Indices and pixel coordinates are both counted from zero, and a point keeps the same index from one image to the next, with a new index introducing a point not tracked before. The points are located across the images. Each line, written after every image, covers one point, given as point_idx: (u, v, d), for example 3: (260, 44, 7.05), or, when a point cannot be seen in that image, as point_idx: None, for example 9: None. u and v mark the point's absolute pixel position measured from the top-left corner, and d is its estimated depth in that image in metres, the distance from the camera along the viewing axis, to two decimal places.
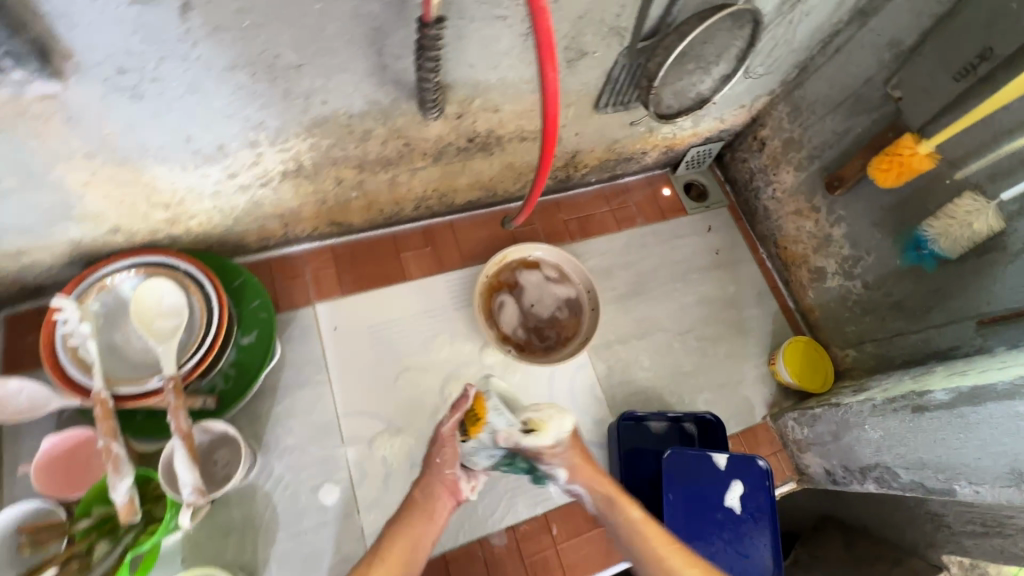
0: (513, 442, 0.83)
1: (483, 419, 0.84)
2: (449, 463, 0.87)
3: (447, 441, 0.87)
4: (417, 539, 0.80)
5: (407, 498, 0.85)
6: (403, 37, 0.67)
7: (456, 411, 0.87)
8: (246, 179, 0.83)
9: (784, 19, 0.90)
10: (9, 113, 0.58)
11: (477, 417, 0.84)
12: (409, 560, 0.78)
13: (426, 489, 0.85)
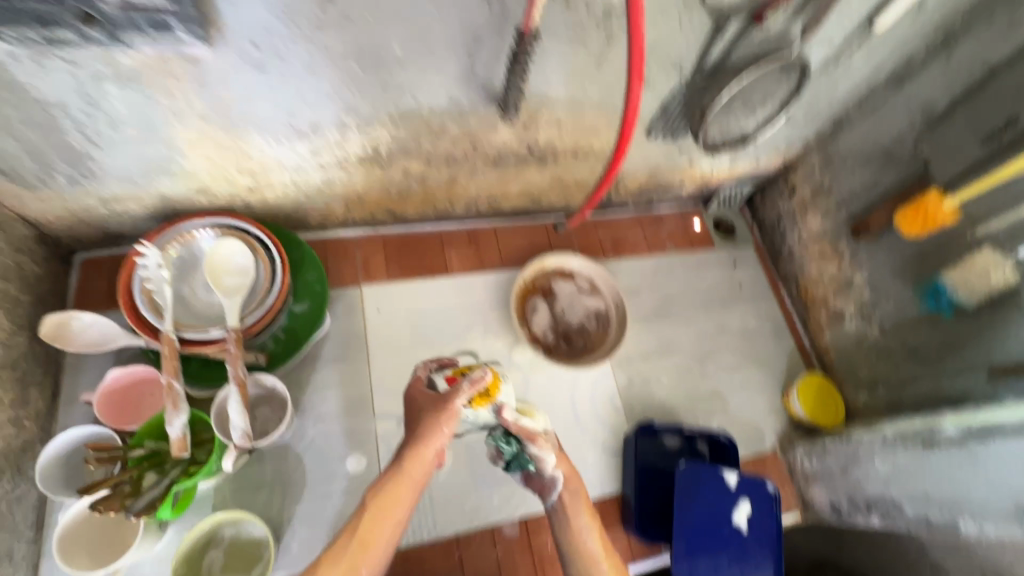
0: (511, 417, 0.81)
1: (493, 396, 0.78)
2: (445, 437, 0.75)
3: (454, 414, 0.75)
4: (404, 511, 0.70)
5: (394, 463, 0.73)
6: (495, 47, 0.75)
7: (473, 388, 0.77)
8: (326, 158, 0.91)
9: (828, 74, 0.99)
10: (153, 69, 0.66)
11: (488, 392, 0.78)
12: (375, 540, 0.66)
13: (421, 457, 0.73)
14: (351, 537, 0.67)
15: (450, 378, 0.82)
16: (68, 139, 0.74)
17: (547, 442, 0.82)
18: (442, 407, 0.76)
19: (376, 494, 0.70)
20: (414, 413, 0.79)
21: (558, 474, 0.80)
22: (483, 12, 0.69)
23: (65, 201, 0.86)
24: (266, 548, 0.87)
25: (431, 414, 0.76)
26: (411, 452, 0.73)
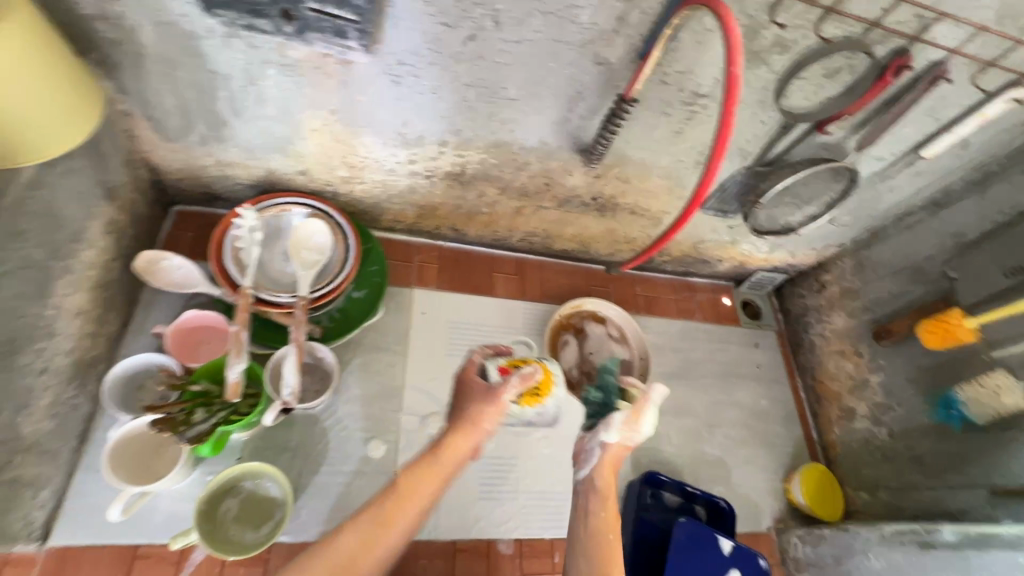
0: (642, 407, 0.89)
1: (541, 395, 0.89)
2: (489, 428, 0.83)
3: (498, 406, 0.84)
4: (429, 494, 0.79)
5: (435, 444, 0.83)
6: (592, 105, 0.87)
7: (522, 383, 0.86)
8: (418, 168, 1.02)
9: (873, 187, 1.09)
10: (312, 64, 0.78)
11: (538, 392, 0.88)
12: (399, 507, 0.77)
13: (457, 443, 0.82)
14: (379, 509, 0.76)
15: (503, 370, 0.88)
16: (216, 105, 0.86)
17: (629, 433, 0.90)
18: (491, 399, 0.84)
19: (409, 473, 0.80)
20: (462, 398, 0.87)
21: (600, 455, 0.91)
22: (593, 75, 0.81)
23: (188, 156, 0.97)
24: (279, 508, 0.90)
25: (478, 402, 0.85)
26: (453, 438, 0.82)
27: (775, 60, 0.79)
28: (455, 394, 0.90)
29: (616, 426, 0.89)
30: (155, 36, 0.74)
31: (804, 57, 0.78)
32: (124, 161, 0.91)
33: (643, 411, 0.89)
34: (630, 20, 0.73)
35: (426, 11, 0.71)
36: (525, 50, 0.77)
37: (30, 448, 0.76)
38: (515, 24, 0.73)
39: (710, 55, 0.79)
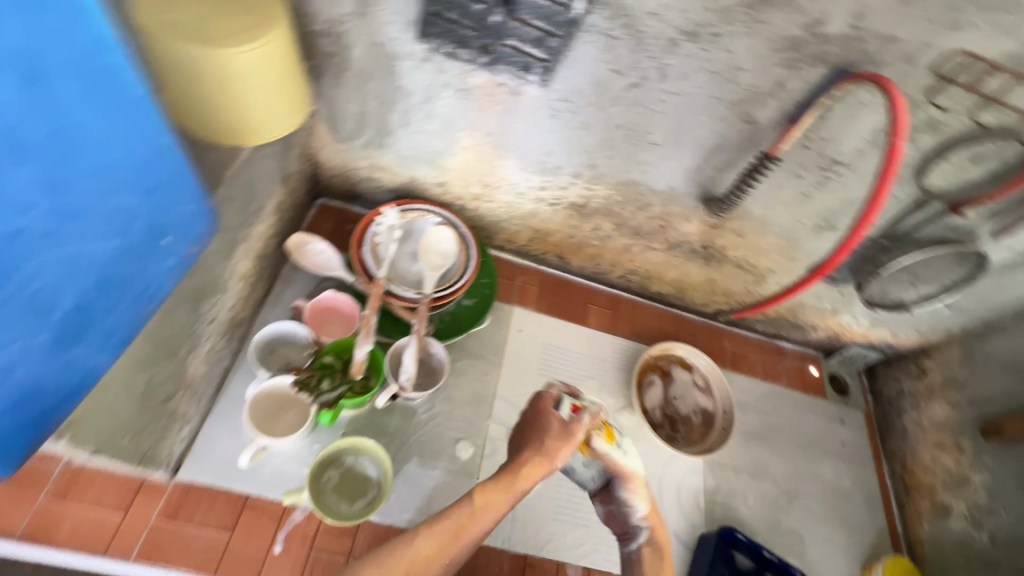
0: (613, 456, 0.90)
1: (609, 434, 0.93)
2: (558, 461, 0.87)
3: (572, 444, 0.87)
4: (497, 515, 0.80)
5: (509, 469, 0.84)
6: (729, 157, 0.92)
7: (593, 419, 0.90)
8: (546, 195, 1.10)
9: (998, 276, 1.07)
10: (486, 91, 0.88)
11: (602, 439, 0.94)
12: (469, 522, 0.77)
13: (532, 472, 0.84)
14: (453, 521, 0.77)
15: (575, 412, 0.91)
16: (391, 116, 0.97)
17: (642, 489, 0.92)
18: (565, 435, 0.88)
19: (483, 491, 0.80)
20: (538, 429, 0.90)
21: (646, 521, 0.91)
22: (738, 131, 0.87)
23: (349, 158, 1.08)
24: (374, 487, 0.95)
25: (554, 438, 0.88)
26: (526, 466, 0.84)
27: (923, 139, 0.82)
28: (525, 423, 0.93)
29: (633, 486, 0.92)
30: (362, 53, 0.86)
31: (954, 139, 0.81)
32: (299, 153, 1.03)
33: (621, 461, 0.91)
34: (788, 87, 0.79)
35: (603, 58, 0.79)
36: (681, 102, 0.84)
37: (191, 388, 0.86)
38: (680, 78, 0.80)
39: (857, 126, 0.83)
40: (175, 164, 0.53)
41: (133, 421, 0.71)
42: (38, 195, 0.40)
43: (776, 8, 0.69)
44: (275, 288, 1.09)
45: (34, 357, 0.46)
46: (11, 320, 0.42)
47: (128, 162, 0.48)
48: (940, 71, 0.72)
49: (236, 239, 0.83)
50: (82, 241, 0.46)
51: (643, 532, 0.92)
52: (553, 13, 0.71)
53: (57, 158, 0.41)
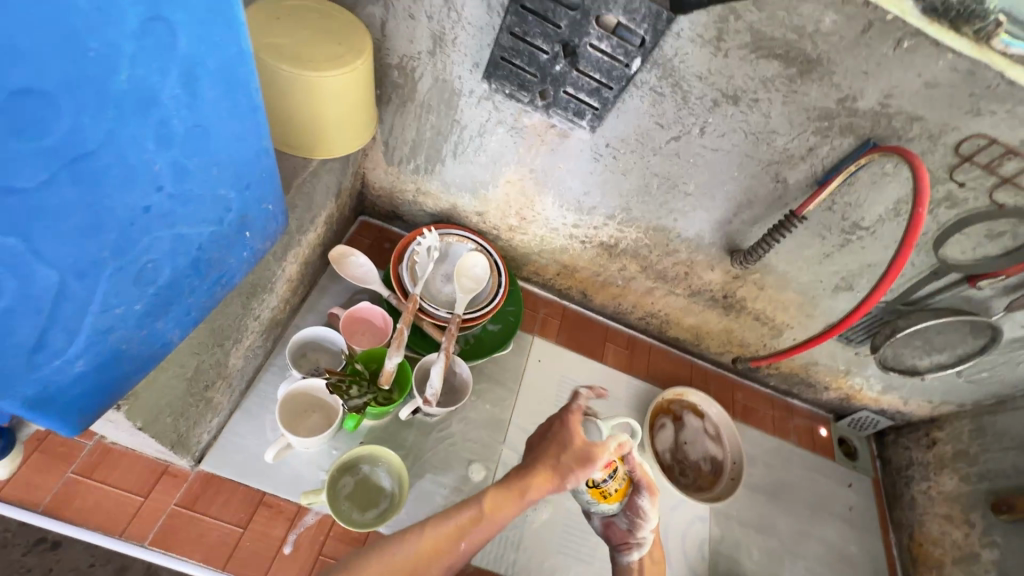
0: (636, 461, 0.85)
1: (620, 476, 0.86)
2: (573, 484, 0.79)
3: (590, 469, 0.78)
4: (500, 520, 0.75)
5: (518, 474, 0.79)
6: (757, 213, 0.98)
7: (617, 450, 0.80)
8: (578, 233, 1.15)
9: (1010, 351, 1.10)
10: (537, 131, 0.95)
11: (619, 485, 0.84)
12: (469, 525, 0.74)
13: (542, 482, 0.78)
14: (453, 522, 0.74)
15: (608, 464, 0.81)
16: (443, 146, 1.04)
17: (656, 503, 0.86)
18: (583, 458, 0.78)
19: (489, 494, 0.77)
20: (556, 441, 0.82)
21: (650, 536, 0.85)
22: (767, 189, 0.93)
23: (397, 180, 1.15)
24: (386, 498, 0.95)
25: (570, 456, 0.79)
26: (535, 477, 0.78)
27: (942, 212, 0.87)
28: (547, 434, 0.85)
29: (648, 499, 0.84)
30: (428, 88, 0.94)
31: (971, 215, 0.86)
32: (353, 172, 1.10)
33: (643, 469, 0.85)
34: (818, 153, 0.85)
35: (649, 112, 0.87)
36: (718, 157, 0.91)
37: (228, 381, 0.89)
38: (718, 135, 0.87)
39: (881, 195, 0.89)
40: (267, 168, 0.61)
41: (179, 402, 0.74)
42: (168, 179, 0.47)
43: (813, 82, 0.76)
44: (312, 295, 1.13)
45: (128, 324, 0.51)
46: (121, 284, 0.48)
47: (234, 157, 0.54)
48: (960, 151, 0.79)
49: (292, 242, 0.89)
50: (189, 224, 0.53)
51: (647, 543, 0.85)
52: (612, 67, 0.77)
53: (188, 149, 0.48)
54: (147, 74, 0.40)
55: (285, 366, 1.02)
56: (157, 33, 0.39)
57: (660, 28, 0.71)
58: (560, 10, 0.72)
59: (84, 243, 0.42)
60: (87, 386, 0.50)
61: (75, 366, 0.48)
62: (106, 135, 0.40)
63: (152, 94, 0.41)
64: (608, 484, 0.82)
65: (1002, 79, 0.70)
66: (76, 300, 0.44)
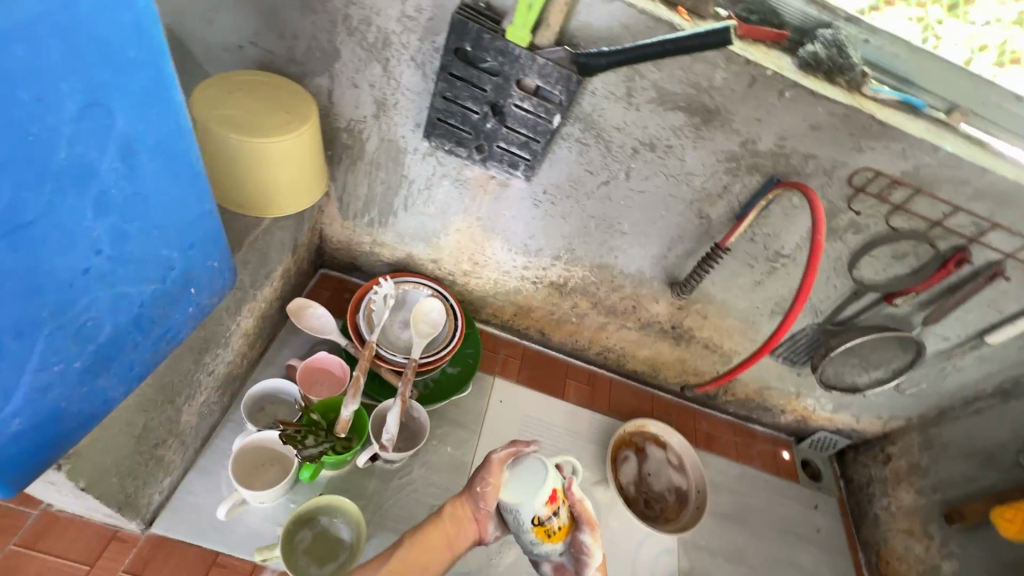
0: (576, 496, 0.84)
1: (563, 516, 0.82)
2: (493, 494, 0.78)
3: (498, 465, 0.79)
4: (436, 559, 0.74)
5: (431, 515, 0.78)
6: (689, 246, 1.06)
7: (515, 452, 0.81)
8: (528, 274, 1.20)
9: (940, 363, 1.17)
10: (479, 181, 1.02)
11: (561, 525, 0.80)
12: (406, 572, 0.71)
13: (456, 506, 0.78)
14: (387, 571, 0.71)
15: (552, 500, 0.77)
16: (394, 199, 1.10)
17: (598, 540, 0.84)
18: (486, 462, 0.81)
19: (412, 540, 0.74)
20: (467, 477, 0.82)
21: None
22: (694, 225, 1.01)
23: (353, 233, 1.20)
24: (345, 550, 0.93)
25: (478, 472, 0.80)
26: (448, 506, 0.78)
27: (849, 238, 0.96)
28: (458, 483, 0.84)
29: (588, 532, 0.83)
30: (376, 147, 1.01)
31: (875, 239, 0.95)
32: (310, 227, 1.15)
33: (582, 502, 0.84)
34: (733, 190, 0.93)
35: (578, 160, 0.95)
36: (645, 198, 0.98)
37: (181, 438, 0.89)
38: (642, 178, 0.95)
39: (794, 225, 0.97)
40: (211, 229, 0.65)
41: (126, 461, 0.75)
42: (106, 243, 0.51)
43: (716, 129, 0.85)
44: (270, 349, 1.15)
45: (67, 381, 0.54)
46: (59, 343, 0.51)
47: (174, 221, 0.59)
48: (853, 183, 0.88)
49: (245, 297, 0.92)
50: (129, 283, 0.56)
51: None
52: (537, 123, 0.85)
53: (127, 215, 0.52)
54: (85, 151, 0.45)
55: (242, 421, 1.02)
56: (94, 116, 0.44)
57: (572, 88, 0.79)
58: (484, 76, 0.80)
59: (23, 305, 0.46)
60: (24, 444, 0.52)
61: (12, 425, 0.50)
62: (45, 207, 0.44)
63: (90, 169, 0.46)
64: (552, 524, 0.78)
65: (874, 119, 0.80)
66: (14, 360, 0.47)
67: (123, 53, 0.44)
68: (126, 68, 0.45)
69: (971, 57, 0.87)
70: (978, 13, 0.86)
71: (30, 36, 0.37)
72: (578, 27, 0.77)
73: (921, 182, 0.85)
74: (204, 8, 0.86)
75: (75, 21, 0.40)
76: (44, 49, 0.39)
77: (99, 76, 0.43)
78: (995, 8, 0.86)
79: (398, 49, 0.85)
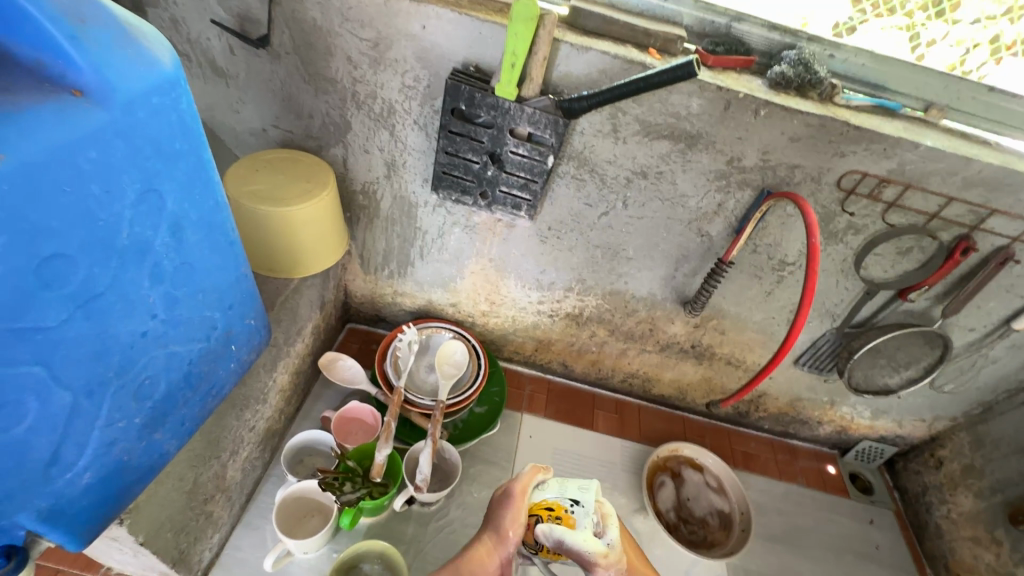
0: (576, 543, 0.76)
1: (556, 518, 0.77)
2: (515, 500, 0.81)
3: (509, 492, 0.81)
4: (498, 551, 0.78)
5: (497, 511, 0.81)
6: (694, 265, 1.09)
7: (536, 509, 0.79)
8: (544, 308, 1.24)
9: (974, 355, 1.14)
10: (486, 225, 1.09)
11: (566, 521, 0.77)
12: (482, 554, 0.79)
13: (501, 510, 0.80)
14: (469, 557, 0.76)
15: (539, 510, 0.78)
16: (411, 251, 1.18)
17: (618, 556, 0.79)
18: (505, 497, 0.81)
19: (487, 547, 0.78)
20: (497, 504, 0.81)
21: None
22: (696, 244, 1.05)
23: (375, 286, 1.28)
24: None
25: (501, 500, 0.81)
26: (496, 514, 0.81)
27: (850, 239, 0.98)
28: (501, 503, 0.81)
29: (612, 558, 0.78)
30: (391, 205, 1.09)
31: (876, 237, 0.96)
32: (335, 285, 1.23)
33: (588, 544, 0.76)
34: (727, 206, 0.98)
35: (577, 196, 1.01)
36: (645, 223, 1.03)
37: (228, 493, 0.94)
38: (639, 205, 1.00)
39: (794, 233, 1.00)
40: (247, 291, 0.73)
41: (179, 516, 0.79)
42: (160, 308, 0.59)
43: (701, 151, 0.91)
44: (305, 403, 1.20)
45: (129, 436, 0.62)
46: (122, 400, 0.59)
47: (215, 285, 0.67)
48: (842, 187, 0.91)
49: (281, 353, 0.98)
50: (178, 342, 0.64)
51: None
52: (532, 165, 0.92)
53: (177, 283, 0.60)
54: (143, 230, 0.54)
55: (283, 474, 1.07)
56: (149, 200, 0.53)
57: (560, 131, 0.86)
58: (479, 129, 0.89)
59: (93, 367, 0.54)
60: (92, 497, 0.60)
61: (83, 478, 0.58)
62: (111, 280, 0.52)
63: (146, 245, 0.55)
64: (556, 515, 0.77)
65: (850, 125, 0.84)
66: (85, 417, 0.55)
67: (170, 144, 0.53)
68: (172, 158, 0.54)
69: (964, 56, 0.89)
70: (967, 11, 0.88)
71: (97, 142, 0.46)
72: (560, 77, 0.85)
73: (909, 178, 0.88)
74: (232, 101, 0.98)
75: (133, 125, 0.49)
76: (109, 149, 0.47)
77: (152, 167, 0.52)
78: (980, 4, 0.87)
79: (402, 115, 0.95)
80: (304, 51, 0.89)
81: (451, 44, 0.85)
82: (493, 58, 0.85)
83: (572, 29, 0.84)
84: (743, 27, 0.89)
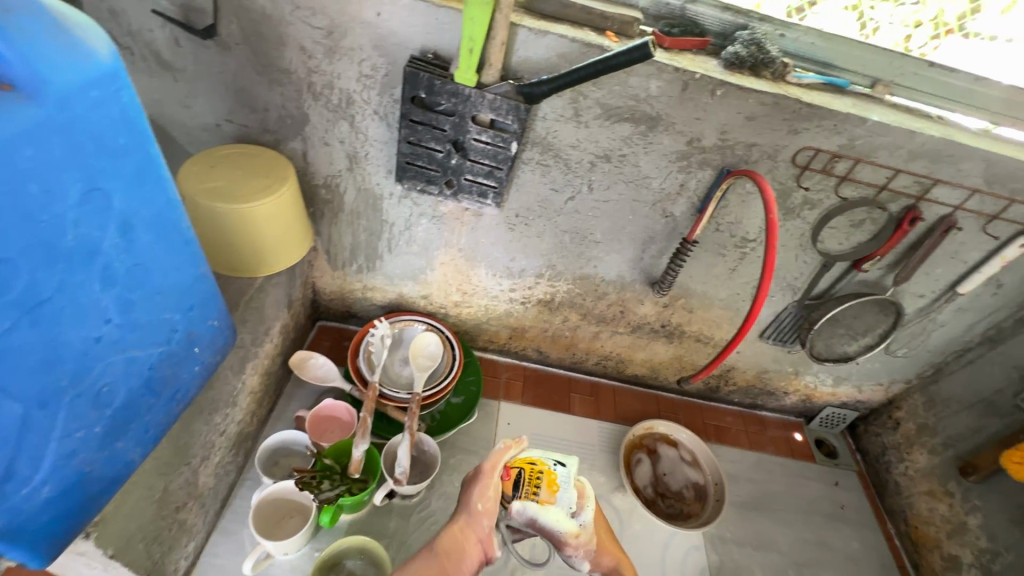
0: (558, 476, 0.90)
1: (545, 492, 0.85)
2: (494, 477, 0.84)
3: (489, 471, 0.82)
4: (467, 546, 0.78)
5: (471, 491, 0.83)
6: (661, 246, 1.11)
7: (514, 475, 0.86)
8: (516, 295, 1.25)
9: (925, 319, 1.20)
10: (453, 215, 1.09)
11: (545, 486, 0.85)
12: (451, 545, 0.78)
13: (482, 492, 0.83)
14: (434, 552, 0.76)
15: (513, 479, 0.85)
16: (378, 244, 1.16)
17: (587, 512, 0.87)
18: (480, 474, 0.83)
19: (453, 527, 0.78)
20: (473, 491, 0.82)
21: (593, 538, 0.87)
22: (660, 225, 1.07)
23: (344, 282, 1.26)
24: None
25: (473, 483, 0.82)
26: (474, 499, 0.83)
27: (807, 214, 1.02)
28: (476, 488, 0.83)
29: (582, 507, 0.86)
30: (355, 197, 1.07)
31: (831, 210, 1.00)
32: (302, 282, 1.20)
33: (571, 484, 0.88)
34: (689, 186, 1.00)
35: (542, 181, 1.01)
36: (610, 206, 1.04)
37: (201, 500, 0.91)
38: (604, 188, 1.01)
39: (753, 210, 1.03)
40: (208, 291, 0.71)
41: (152, 526, 0.77)
42: (114, 311, 0.57)
43: (662, 133, 0.92)
44: (277, 404, 1.18)
45: (89, 446, 0.60)
46: (79, 408, 0.57)
47: (172, 285, 0.64)
48: (797, 163, 0.94)
49: (248, 355, 0.95)
50: (135, 345, 0.62)
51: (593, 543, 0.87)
52: (497, 152, 0.92)
53: (130, 285, 0.58)
54: (89, 231, 0.52)
55: (258, 477, 1.05)
56: (94, 199, 0.51)
57: (522, 116, 0.86)
58: (441, 117, 0.88)
59: (44, 376, 0.52)
60: (54, 511, 0.58)
61: (42, 492, 0.56)
62: (58, 285, 0.50)
63: (94, 246, 0.53)
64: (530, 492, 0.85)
65: (802, 103, 0.86)
66: (39, 428, 0.53)
67: (113, 140, 0.51)
68: (118, 154, 0.52)
69: (909, 35, 0.92)
70: None
71: (34, 139, 0.44)
72: (520, 62, 0.85)
73: (859, 153, 0.92)
74: (181, 96, 0.94)
75: (72, 120, 0.46)
76: (47, 147, 0.45)
77: (95, 164, 0.50)
78: None
79: (361, 106, 0.93)
80: (255, 42, 0.86)
81: (409, 30, 0.83)
82: (451, 44, 0.84)
83: (529, 13, 0.84)
84: (698, 8, 0.90)
